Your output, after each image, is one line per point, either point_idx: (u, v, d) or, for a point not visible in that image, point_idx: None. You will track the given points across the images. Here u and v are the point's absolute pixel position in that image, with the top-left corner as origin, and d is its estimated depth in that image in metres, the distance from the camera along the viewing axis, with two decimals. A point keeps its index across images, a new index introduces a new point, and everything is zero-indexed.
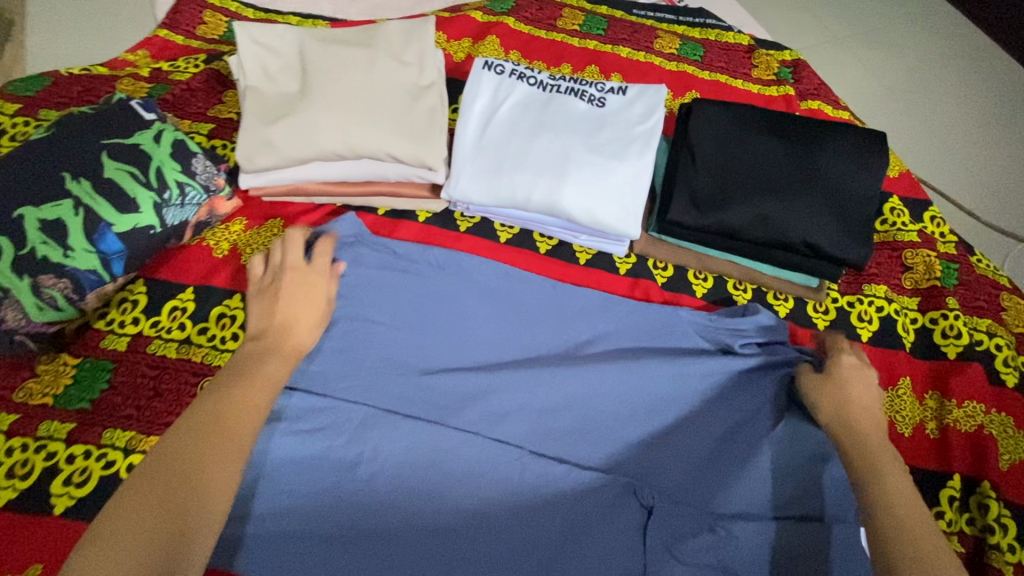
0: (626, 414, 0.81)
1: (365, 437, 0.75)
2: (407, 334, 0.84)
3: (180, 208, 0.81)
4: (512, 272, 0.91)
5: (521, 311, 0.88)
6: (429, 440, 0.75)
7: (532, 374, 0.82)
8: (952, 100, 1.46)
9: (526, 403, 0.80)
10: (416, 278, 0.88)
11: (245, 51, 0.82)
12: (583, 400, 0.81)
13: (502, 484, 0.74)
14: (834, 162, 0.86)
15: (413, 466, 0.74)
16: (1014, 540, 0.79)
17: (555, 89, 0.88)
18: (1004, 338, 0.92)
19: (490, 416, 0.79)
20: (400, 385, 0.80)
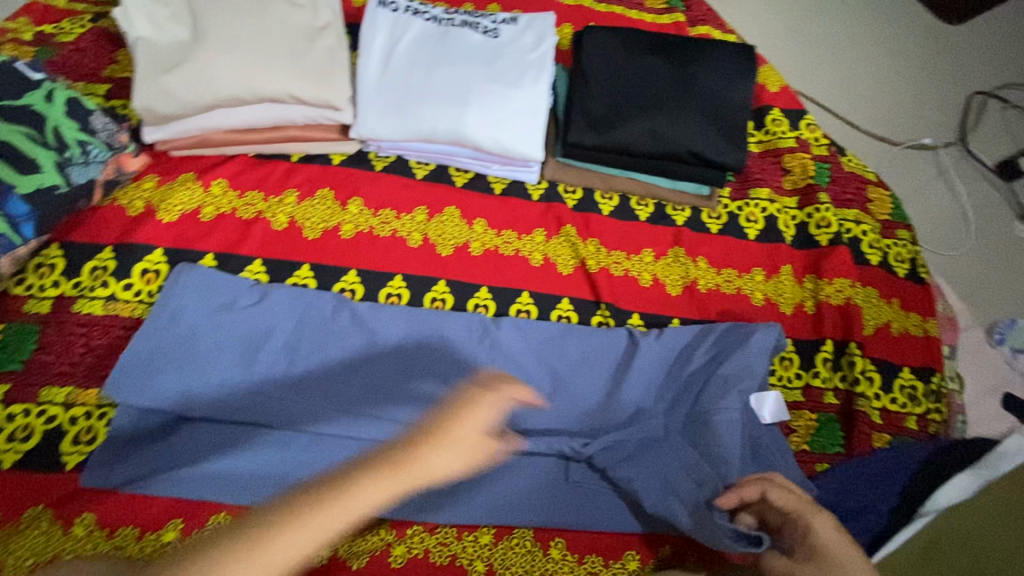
0: (548, 340, 0.89)
1: (302, 367, 0.80)
2: (318, 324, 0.83)
3: (85, 166, 0.82)
4: (387, 312, 0.86)
5: (393, 325, 0.85)
6: (366, 361, 0.82)
7: (445, 345, 0.85)
8: (834, 21, 1.59)
9: (446, 351, 0.84)
10: (269, 315, 0.82)
11: (130, 1, 0.81)
12: (507, 335, 0.87)
13: (439, 392, 0.82)
14: (710, 76, 0.94)
15: (354, 386, 0.80)
16: (876, 388, 0.95)
17: (450, 23, 0.91)
18: (868, 225, 1.07)
19: (418, 336, 0.85)
20: (330, 331, 0.83)
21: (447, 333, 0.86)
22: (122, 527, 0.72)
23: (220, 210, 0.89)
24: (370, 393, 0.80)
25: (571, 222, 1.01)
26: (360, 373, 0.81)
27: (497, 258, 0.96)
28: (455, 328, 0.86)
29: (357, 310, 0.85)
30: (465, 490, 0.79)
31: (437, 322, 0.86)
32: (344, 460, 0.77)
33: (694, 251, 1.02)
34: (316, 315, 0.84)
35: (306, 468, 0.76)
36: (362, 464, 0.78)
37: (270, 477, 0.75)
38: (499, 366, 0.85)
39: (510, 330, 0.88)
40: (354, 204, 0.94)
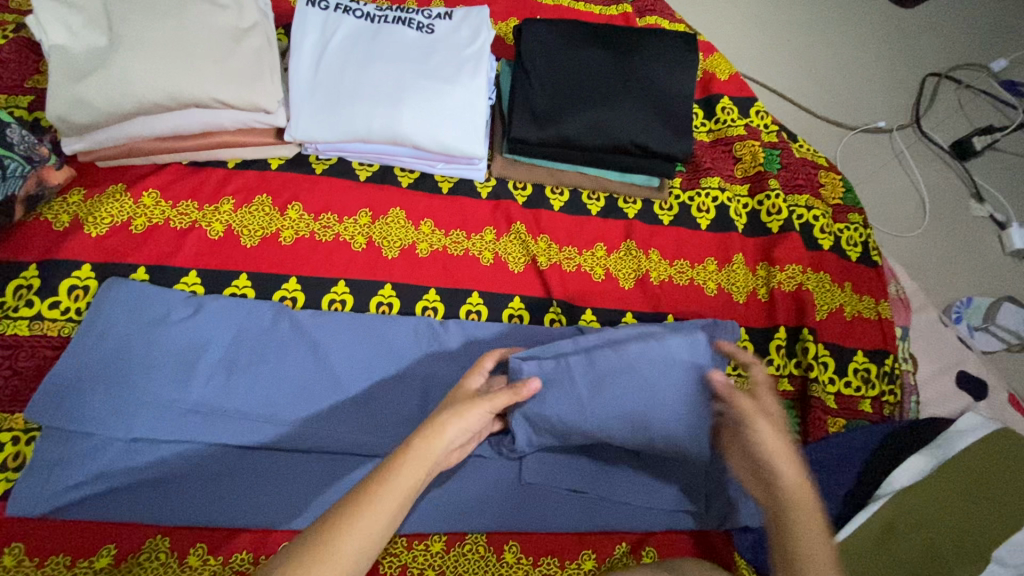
0: (497, 341, 0.86)
1: (240, 378, 0.77)
2: (255, 335, 0.80)
3: (1, 181, 0.77)
4: (328, 320, 0.83)
5: (335, 333, 0.82)
6: (307, 370, 0.79)
7: (391, 351, 0.83)
8: (787, 7, 1.59)
9: (391, 357, 0.82)
10: (202, 328, 0.79)
11: (41, 7, 0.78)
12: (454, 338, 0.85)
13: (384, 400, 0.79)
14: (651, 66, 0.94)
15: (295, 398, 0.77)
16: (830, 373, 0.95)
17: (383, 20, 0.89)
18: (819, 210, 1.07)
19: (362, 343, 0.82)
20: (269, 341, 0.80)
21: (392, 339, 0.84)
22: (53, 556, 0.69)
23: (152, 221, 0.86)
24: (311, 404, 0.77)
25: (521, 219, 0.99)
26: (298, 384, 0.78)
27: (446, 259, 0.94)
28: (401, 333, 0.84)
29: (296, 320, 0.82)
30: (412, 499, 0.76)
31: (381, 328, 0.84)
32: (286, 474, 0.75)
33: (646, 243, 1.00)
34: (253, 326, 0.81)
35: (246, 484, 0.74)
36: (304, 478, 0.75)
37: (208, 496, 0.73)
38: (446, 369, 0.83)
39: (457, 333, 0.86)
40: (293, 209, 0.91)
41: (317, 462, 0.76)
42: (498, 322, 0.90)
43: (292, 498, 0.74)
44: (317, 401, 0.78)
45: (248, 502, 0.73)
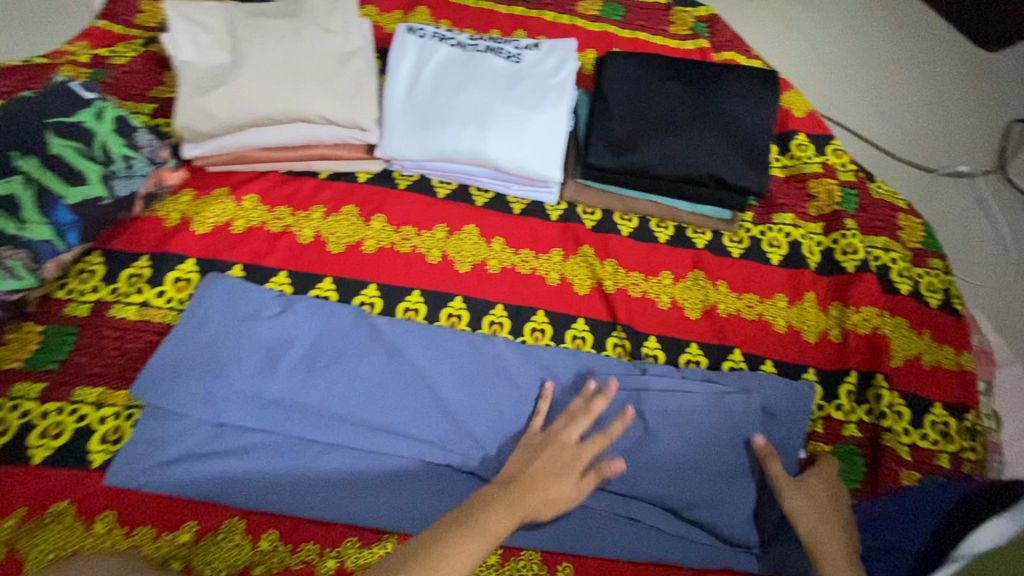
0: (561, 364, 0.88)
1: (320, 376, 0.81)
2: (336, 337, 0.85)
3: (128, 179, 0.85)
4: (401, 328, 0.87)
5: (406, 342, 0.86)
6: (380, 374, 0.83)
7: (459, 363, 0.85)
8: (865, 47, 1.57)
9: (459, 369, 0.85)
10: (288, 327, 0.84)
11: (177, 28, 0.87)
12: (519, 357, 0.87)
13: (449, 410, 0.82)
14: (732, 101, 0.95)
15: (368, 399, 0.81)
16: (905, 423, 0.91)
17: (474, 48, 0.95)
18: (898, 253, 1.04)
19: (432, 353, 0.86)
20: (348, 344, 0.84)
21: (462, 350, 0.87)
22: (141, 527, 0.74)
23: (250, 223, 0.93)
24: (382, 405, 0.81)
25: (589, 243, 1.01)
26: (372, 385, 0.82)
27: (515, 277, 0.97)
28: (468, 347, 0.87)
29: (374, 325, 0.86)
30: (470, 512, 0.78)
31: (450, 340, 0.87)
32: (355, 473, 0.78)
33: (715, 275, 1.00)
34: (334, 328, 0.85)
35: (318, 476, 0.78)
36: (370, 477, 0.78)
37: (283, 486, 0.77)
38: (511, 386, 0.85)
39: (521, 352, 0.88)
40: (377, 220, 0.97)
41: (384, 464, 0.79)
42: (564, 343, 0.92)
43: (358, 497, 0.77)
44: (388, 403, 0.81)
45: (317, 496, 0.77)
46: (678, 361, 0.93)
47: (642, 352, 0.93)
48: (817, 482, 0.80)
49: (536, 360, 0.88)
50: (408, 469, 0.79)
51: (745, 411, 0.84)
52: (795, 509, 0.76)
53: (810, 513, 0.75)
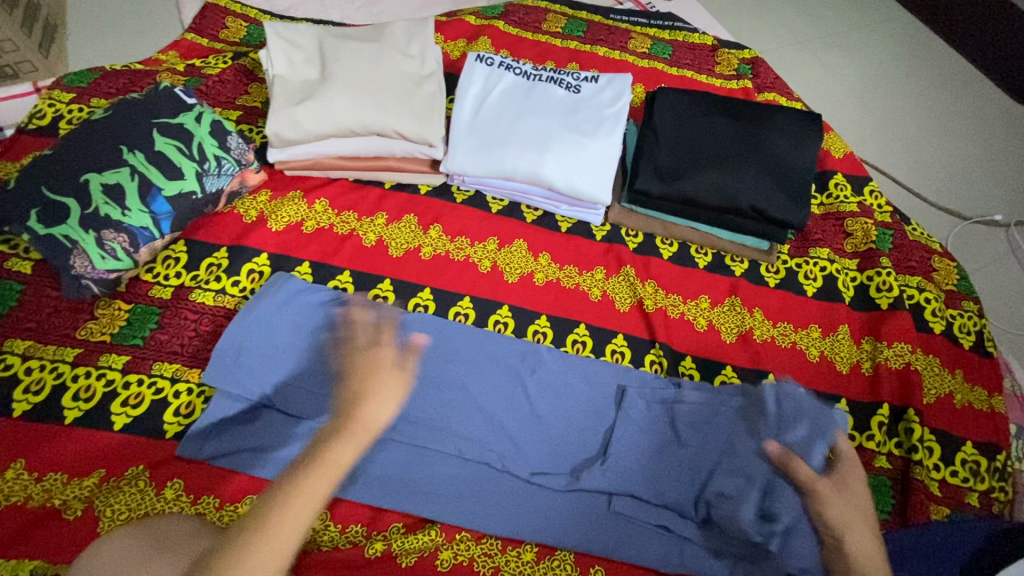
0: (597, 377, 0.92)
1: None
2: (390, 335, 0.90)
3: (218, 177, 0.94)
4: (452, 331, 0.92)
5: (455, 345, 0.91)
6: (430, 373, 0.88)
7: (504, 368, 0.90)
8: (902, 97, 1.63)
9: (503, 375, 0.89)
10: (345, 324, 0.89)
11: (273, 44, 0.96)
12: (560, 367, 0.92)
13: (493, 412, 0.86)
14: (775, 139, 1.01)
15: (417, 396, 0.86)
16: (936, 459, 0.92)
17: (538, 78, 1.03)
18: (932, 293, 1.07)
19: (480, 358, 0.90)
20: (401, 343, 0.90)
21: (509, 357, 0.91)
22: (205, 496, 0.79)
23: (320, 225, 1.01)
24: (433, 402, 0.86)
25: (632, 264, 1.06)
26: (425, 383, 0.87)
27: (559, 291, 1.03)
28: (511, 356, 0.92)
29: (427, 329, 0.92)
30: (513, 509, 0.83)
31: (496, 347, 0.92)
32: (401, 463, 0.84)
33: (751, 302, 1.04)
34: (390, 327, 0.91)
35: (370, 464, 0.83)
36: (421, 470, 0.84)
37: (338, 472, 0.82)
38: (556, 395, 0.89)
39: (562, 362, 0.92)
40: (434, 229, 1.04)
41: (428, 458, 0.84)
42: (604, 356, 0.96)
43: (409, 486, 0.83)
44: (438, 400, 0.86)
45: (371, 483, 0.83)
46: (713, 381, 0.97)
47: (678, 371, 0.97)
48: (855, 481, 0.77)
49: (576, 372, 0.92)
50: (452, 464, 0.84)
51: (791, 441, 0.81)
52: (841, 523, 0.72)
53: (856, 524, 0.72)
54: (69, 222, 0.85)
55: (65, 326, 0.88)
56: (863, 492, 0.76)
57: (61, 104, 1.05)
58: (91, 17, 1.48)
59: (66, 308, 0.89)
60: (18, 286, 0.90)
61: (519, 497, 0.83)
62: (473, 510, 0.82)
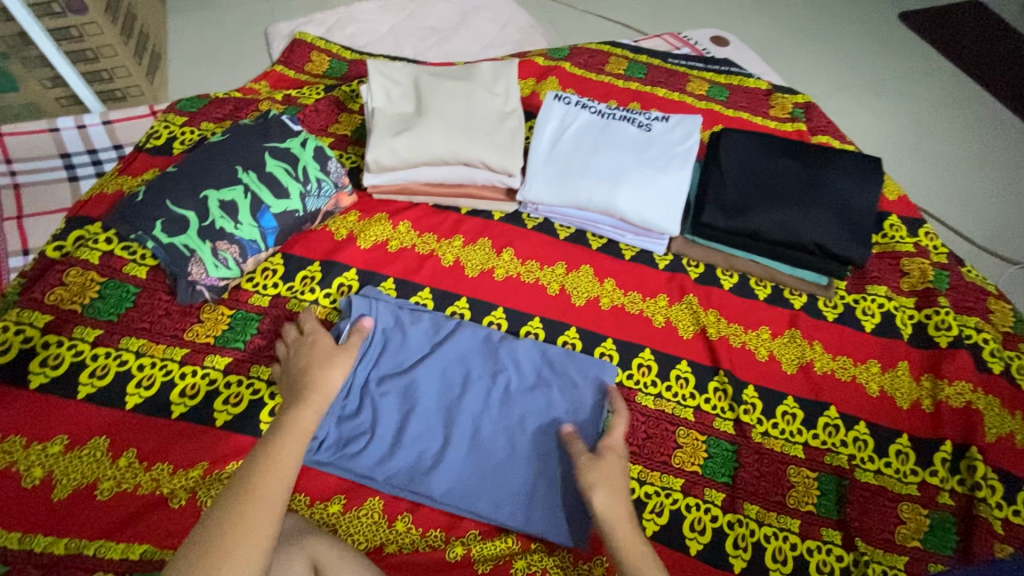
0: (569, 374, 0.93)
1: (392, 373, 0.92)
2: (393, 338, 0.95)
3: (318, 197, 1.03)
4: (447, 334, 0.96)
5: (453, 349, 0.95)
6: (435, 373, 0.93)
7: (494, 366, 0.94)
8: (948, 143, 1.68)
9: (498, 373, 0.93)
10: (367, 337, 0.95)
11: (374, 80, 1.06)
12: (545, 366, 0.95)
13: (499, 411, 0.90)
14: (837, 180, 1.06)
15: (430, 398, 0.91)
16: (1000, 498, 0.93)
17: (611, 117, 1.11)
18: (990, 334, 1.09)
19: (477, 358, 0.95)
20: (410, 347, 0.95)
21: (459, 342, 0.96)
22: (297, 494, 0.85)
23: (403, 244, 1.08)
24: (411, 385, 0.91)
25: (695, 293, 1.11)
26: (428, 383, 0.92)
27: (625, 315, 1.08)
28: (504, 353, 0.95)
29: (432, 334, 0.96)
30: (506, 489, 0.85)
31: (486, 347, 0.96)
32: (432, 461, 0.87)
33: (811, 335, 1.08)
34: (390, 332, 0.96)
35: (334, 445, 0.87)
36: (411, 448, 0.87)
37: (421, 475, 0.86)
38: (537, 391, 0.92)
39: (554, 359, 0.95)
40: (508, 253, 1.11)
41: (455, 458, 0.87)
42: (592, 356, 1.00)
43: (399, 463, 0.86)
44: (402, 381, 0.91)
45: (373, 459, 0.86)
46: (775, 411, 1.00)
47: (741, 398, 1.00)
48: (612, 454, 0.79)
49: (558, 368, 0.94)
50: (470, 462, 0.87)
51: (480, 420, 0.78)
52: (591, 487, 0.74)
53: (604, 487, 0.74)
54: (189, 232, 0.94)
55: (174, 327, 0.96)
56: (619, 467, 0.78)
57: (175, 126, 1.16)
58: (188, 48, 1.62)
59: (176, 311, 0.97)
60: (135, 289, 0.98)
61: (510, 475, 0.86)
62: (468, 486, 0.85)
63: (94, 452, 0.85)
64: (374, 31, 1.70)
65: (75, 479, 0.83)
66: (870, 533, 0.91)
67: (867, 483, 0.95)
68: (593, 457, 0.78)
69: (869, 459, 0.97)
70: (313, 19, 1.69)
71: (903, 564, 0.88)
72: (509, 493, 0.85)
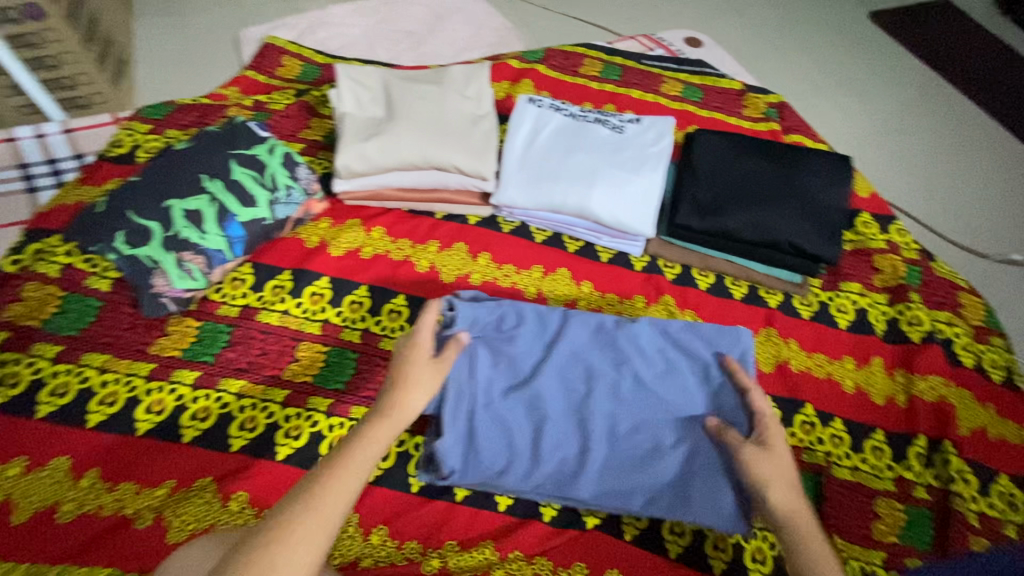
0: (631, 351, 0.89)
1: (513, 374, 0.88)
2: (497, 337, 0.90)
3: (286, 204, 1.00)
4: (503, 324, 0.92)
5: (507, 341, 0.90)
6: (566, 369, 0.89)
7: (562, 352, 0.90)
8: (918, 140, 1.71)
9: (562, 361, 0.89)
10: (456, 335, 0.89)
11: (343, 84, 1.04)
12: (606, 347, 0.90)
13: (577, 401, 0.87)
14: (808, 179, 1.07)
15: (564, 396, 0.87)
16: (974, 491, 0.94)
17: (584, 119, 1.11)
18: (961, 328, 1.11)
19: (529, 348, 0.90)
20: (520, 345, 0.90)
21: (569, 336, 0.91)
22: (269, 510, 0.83)
23: (376, 251, 1.06)
24: (528, 392, 0.87)
25: (671, 295, 1.11)
26: (551, 383, 0.88)
27: (602, 318, 1.07)
28: (612, 336, 0.91)
29: (495, 326, 0.91)
30: (668, 486, 0.83)
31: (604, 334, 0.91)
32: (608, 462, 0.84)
33: (786, 333, 1.08)
34: (501, 331, 0.91)
35: (463, 461, 0.83)
36: (550, 461, 0.84)
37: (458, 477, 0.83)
38: (670, 375, 0.88)
39: (621, 336, 0.91)
40: (484, 257, 1.10)
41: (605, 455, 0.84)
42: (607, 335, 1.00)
43: (510, 464, 0.83)
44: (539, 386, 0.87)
45: (518, 473, 0.83)
46: None
47: None
48: (778, 445, 0.76)
49: (625, 347, 0.90)
50: (615, 453, 0.84)
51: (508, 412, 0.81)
52: (766, 482, 0.73)
53: (780, 482, 0.73)
54: (152, 244, 0.91)
55: (138, 341, 0.93)
56: (786, 459, 0.76)
57: (139, 134, 1.13)
58: (155, 54, 1.58)
59: (140, 324, 0.94)
60: (97, 302, 0.95)
61: (637, 466, 0.84)
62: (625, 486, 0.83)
63: (56, 472, 0.82)
64: (347, 35, 1.68)
65: (35, 501, 0.80)
66: (848, 530, 0.91)
67: (844, 479, 0.95)
68: (761, 449, 0.75)
69: (846, 456, 0.97)
70: (284, 23, 1.66)
71: (881, 560, 0.89)
72: (656, 485, 0.83)
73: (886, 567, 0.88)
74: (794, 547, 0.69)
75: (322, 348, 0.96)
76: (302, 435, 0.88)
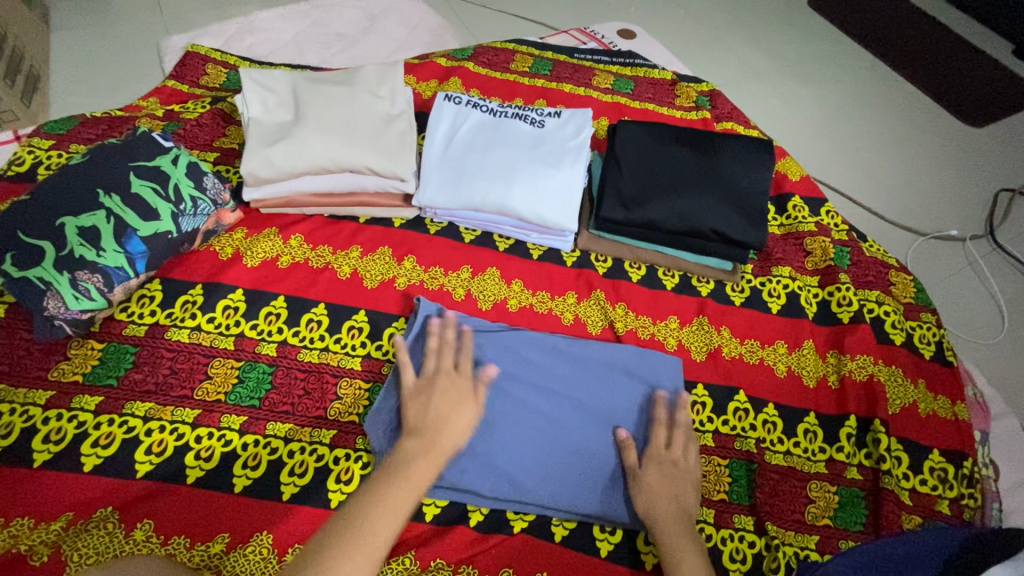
0: (594, 365, 0.96)
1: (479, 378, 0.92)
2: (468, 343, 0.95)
3: (193, 217, 0.97)
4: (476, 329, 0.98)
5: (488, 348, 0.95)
6: (525, 376, 0.93)
7: (533, 361, 0.95)
8: (855, 123, 1.73)
9: (527, 368, 0.94)
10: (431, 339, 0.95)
11: (249, 89, 1.01)
12: (571, 359, 0.97)
13: (539, 404, 0.91)
14: (729, 165, 1.07)
15: (523, 400, 0.91)
16: (905, 469, 0.94)
17: (503, 115, 1.09)
18: (891, 306, 1.11)
19: (503, 355, 0.95)
20: (492, 352, 0.95)
21: (533, 347, 0.97)
22: (176, 536, 0.78)
23: (295, 260, 1.03)
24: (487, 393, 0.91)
25: (602, 288, 1.09)
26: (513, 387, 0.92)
27: (532, 315, 1.05)
28: (569, 347, 0.98)
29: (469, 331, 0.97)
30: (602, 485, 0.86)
31: (566, 346, 0.98)
32: (555, 465, 0.87)
33: (718, 320, 1.08)
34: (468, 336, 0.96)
35: None
36: (506, 461, 0.86)
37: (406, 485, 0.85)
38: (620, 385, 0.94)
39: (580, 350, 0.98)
40: (409, 260, 1.07)
41: (551, 458, 0.87)
42: None
43: (461, 468, 0.85)
44: (496, 391, 0.91)
45: (474, 473, 0.85)
46: None
47: None
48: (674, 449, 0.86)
49: (585, 362, 0.96)
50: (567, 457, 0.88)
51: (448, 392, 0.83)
52: (638, 482, 0.83)
53: (655, 484, 0.82)
54: (44, 264, 0.86)
55: (36, 367, 0.88)
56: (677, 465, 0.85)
57: (40, 150, 1.07)
58: (73, 67, 1.52)
59: (39, 350, 0.90)
60: None
61: (578, 469, 0.87)
62: (571, 481, 0.86)
63: None
64: (276, 40, 1.64)
65: None
66: (782, 516, 0.90)
67: (777, 465, 0.95)
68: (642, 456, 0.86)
69: (779, 441, 0.97)
70: (209, 30, 1.61)
71: (814, 544, 0.88)
72: (595, 485, 0.86)
73: (819, 551, 0.88)
74: (673, 549, 0.76)
75: (236, 363, 0.92)
76: (213, 456, 0.85)
